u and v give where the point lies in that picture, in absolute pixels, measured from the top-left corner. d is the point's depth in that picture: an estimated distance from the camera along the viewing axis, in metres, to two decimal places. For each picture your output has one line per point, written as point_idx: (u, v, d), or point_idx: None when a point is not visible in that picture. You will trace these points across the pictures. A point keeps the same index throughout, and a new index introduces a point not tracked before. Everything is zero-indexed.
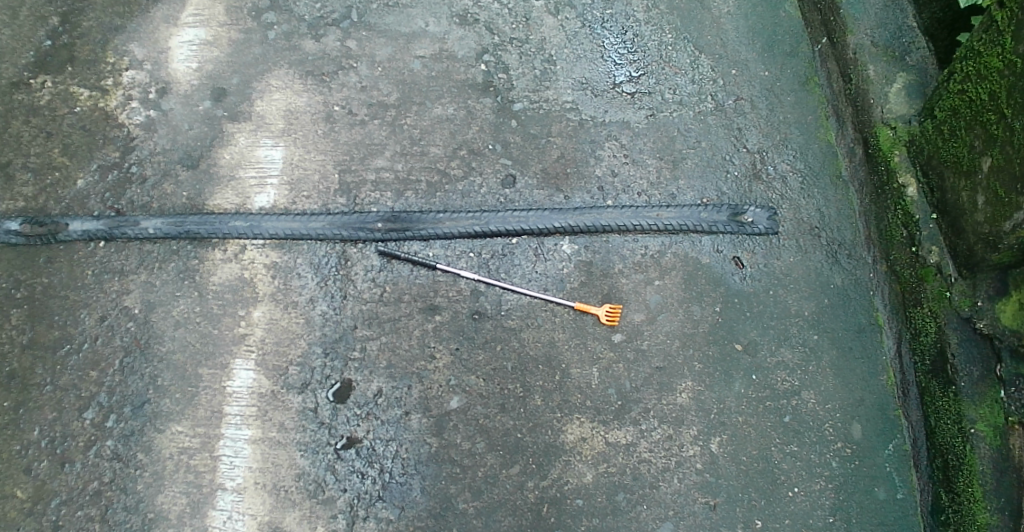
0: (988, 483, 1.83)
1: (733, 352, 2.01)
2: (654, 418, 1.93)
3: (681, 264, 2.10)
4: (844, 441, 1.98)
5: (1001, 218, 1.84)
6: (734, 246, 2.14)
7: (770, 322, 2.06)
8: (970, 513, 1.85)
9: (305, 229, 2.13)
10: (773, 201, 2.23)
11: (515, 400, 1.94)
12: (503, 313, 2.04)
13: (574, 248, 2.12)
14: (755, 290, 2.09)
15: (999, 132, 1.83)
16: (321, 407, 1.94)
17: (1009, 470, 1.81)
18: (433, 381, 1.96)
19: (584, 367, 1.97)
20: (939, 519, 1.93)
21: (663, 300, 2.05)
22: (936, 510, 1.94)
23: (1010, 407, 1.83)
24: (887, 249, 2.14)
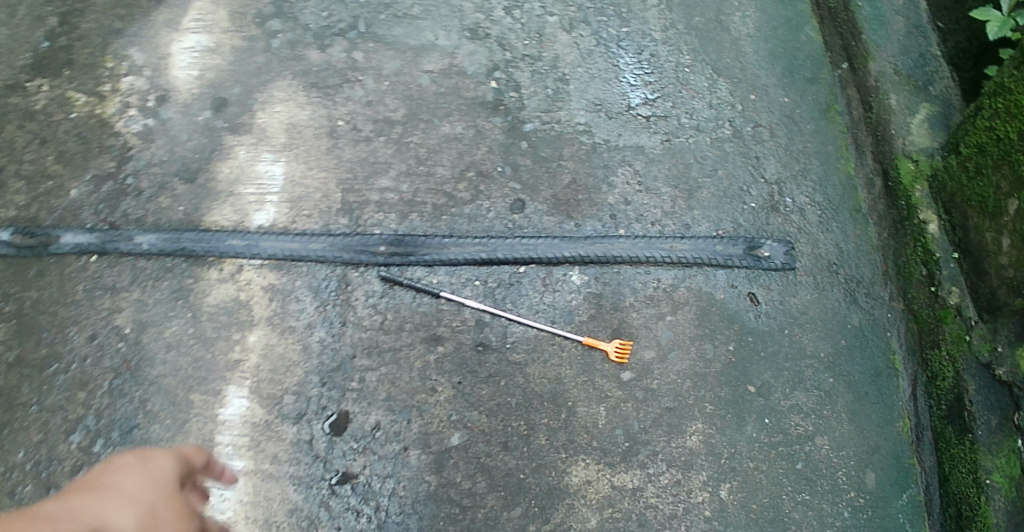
0: None
1: (746, 395, 1.94)
2: (662, 462, 1.85)
3: (694, 298, 2.02)
4: (858, 490, 1.90)
5: None
6: (749, 281, 2.06)
7: (784, 363, 1.99)
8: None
9: (305, 251, 2.05)
10: (790, 235, 2.15)
11: (519, 439, 1.86)
12: (508, 346, 1.96)
13: (583, 278, 2.04)
14: (770, 329, 2.02)
15: None
16: (317, 439, 1.86)
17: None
18: (434, 415, 1.89)
19: (591, 406, 1.90)
20: None
21: (674, 336, 1.98)
22: None
23: None
24: (905, 288, 2.07)
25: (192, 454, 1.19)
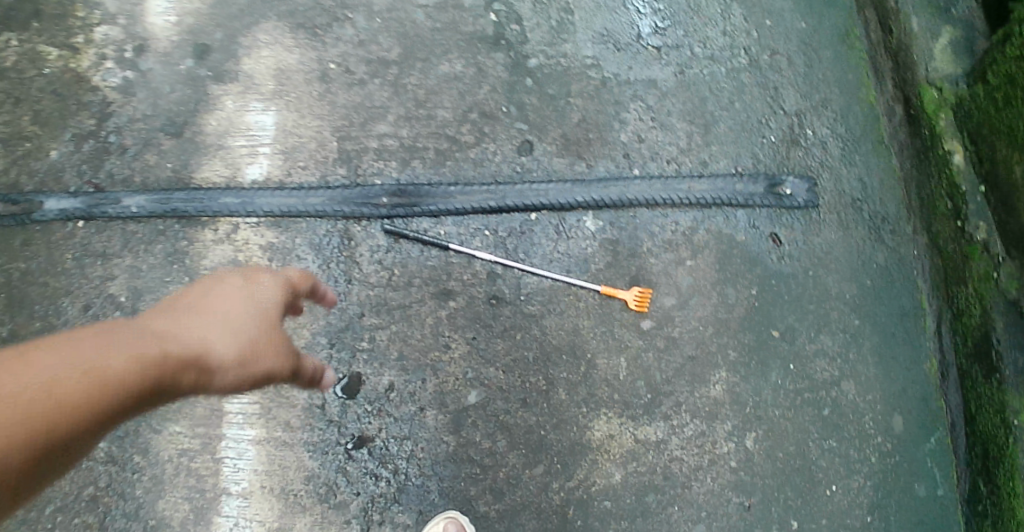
0: None
1: (770, 340, 1.88)
2: (686, 412, 1.81)
3: (714, 242, 1.94)
4: (885, 435, 1.87)
5: None
6: (771, 221, 1.97)
7: (809, 306, 1.92)
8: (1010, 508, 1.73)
9: (304, 205, 1.95)
10: (813, 170, 2.05)
11: (538, 395, 1.81)
12: (523, 298, 1.88)
13: (598, 224, 1.94)
14: (793, 271, 1.94)
15: None
16: (330, 404, 1.81)
17: None
18: (449, 374, 1.82)
19: (611, 358, 1.83)
20: (976, 510, 1.83)
21: (695, 282, 1.90)
22: (974, 500, 1.84)
23: None
24: (930, 221, 1.98)
25: (297, 281, 1.58)
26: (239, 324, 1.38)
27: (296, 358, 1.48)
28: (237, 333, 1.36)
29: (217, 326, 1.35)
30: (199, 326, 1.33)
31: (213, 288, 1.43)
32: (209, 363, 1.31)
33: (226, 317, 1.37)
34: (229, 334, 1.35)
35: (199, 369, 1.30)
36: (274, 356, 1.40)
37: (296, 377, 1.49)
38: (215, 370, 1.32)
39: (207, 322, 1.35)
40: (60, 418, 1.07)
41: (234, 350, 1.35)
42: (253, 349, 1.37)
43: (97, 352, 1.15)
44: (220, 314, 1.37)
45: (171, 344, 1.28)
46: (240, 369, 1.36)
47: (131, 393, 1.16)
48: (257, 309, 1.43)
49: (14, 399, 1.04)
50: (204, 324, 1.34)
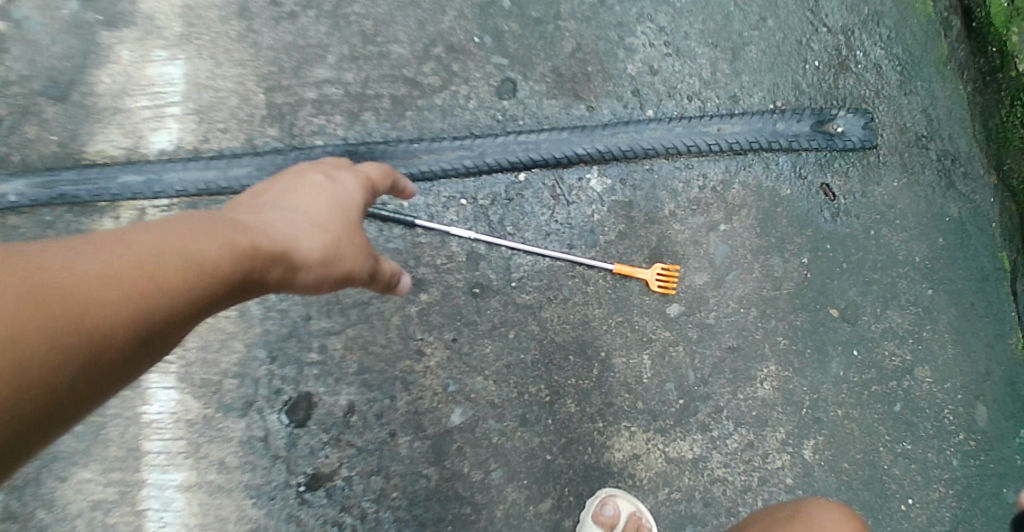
0: None
1: (826, 321, 1.49)
2: (728, 421, 1.42)
3: (753, 199, 1.51)
4: (967, 431, 1.49)
5: None
6: (821, 169, 1.56)
7: (872, 275, 1.53)
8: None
9: (226, 181, 1.56)
10: (867, 101, 1.63)
11: (540, 409, 1.41)
12: (514, 285, 1.46)
13: (606, 183, 1.50)
14: (851, 231, 1.54)
15: None
16: (275, 436, 1.43)
17: None
18: (424, 388, 1.42)
19: (631, 356, 1.43)
20: None
21: (732, 252, 1.48)
22: None
23: None
24: (999, 157, 1.59)
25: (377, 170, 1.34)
26: (324, 216, 1.14)
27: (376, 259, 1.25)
28: (324, 225, 1.12)
29: (302, 214, 1.12)
30: (280, 218, 1.09)
31: (288, 183, 1.18)
32: (292, 259, 1.07)
33: (310, 209, 1.13)
34: (314, 225, 1.11)
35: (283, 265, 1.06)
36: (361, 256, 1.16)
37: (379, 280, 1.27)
38: (301, 268, 1.08)
39: (288, 213, 1.11)
40: (153, 305, 0.87)
41: (321, 246, 1.11)
42: (342, 244, 1.13)
43: (187, 237, 0.94)
44: (304, 204, 1.13)
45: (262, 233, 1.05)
46: (327, 270, 1.12)
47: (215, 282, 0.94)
48: (342, 201, 1.19)
49: (98, 284, 0.83)
50: (286, 215, 1.10)
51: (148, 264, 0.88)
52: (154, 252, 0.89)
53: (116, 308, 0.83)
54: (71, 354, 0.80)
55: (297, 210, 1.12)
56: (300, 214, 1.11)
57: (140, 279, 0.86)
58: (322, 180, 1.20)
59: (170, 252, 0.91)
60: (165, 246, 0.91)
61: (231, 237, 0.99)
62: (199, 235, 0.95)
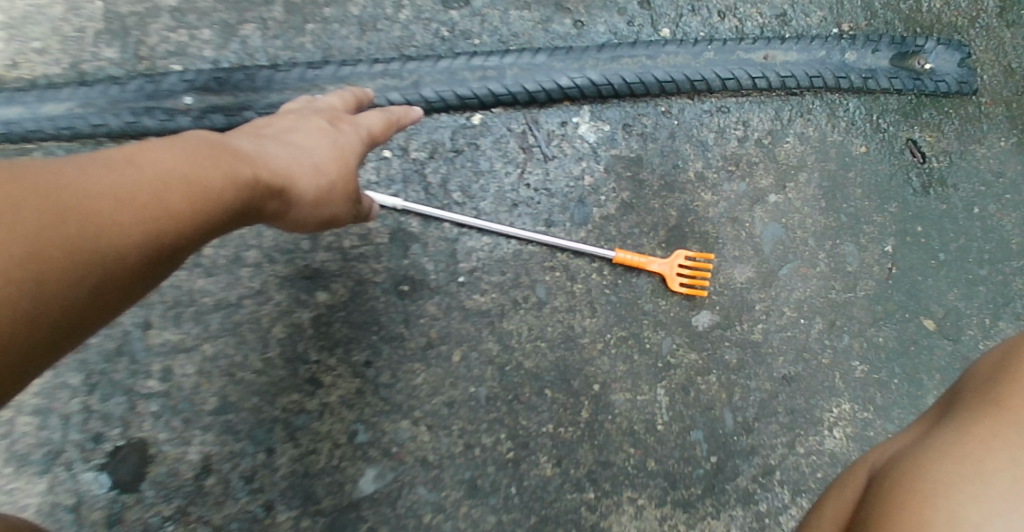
0: None
1: (916, 338, 1.02)
2: (783, 489, 0.94)
3: (815, 157, 1.03)
4: None
5: None
6: (905, 119, 1.09)
7: (976, 271, 1.06)
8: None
9: (26, 119, 1.00)
10: (960, 29, 1.14)
11: (499, 471, 0.91)
12: (462, 282, 0.94)
13: (603, 131, 0.98)
14: (947, 208, 1.07)
15: None
16: (90, 507, 0.90)
17: None
18: (321, 437, 0.92)
19: (638, 391, 0.94)
20: None
21: (786, 235, 0.99)
22: None
23: None
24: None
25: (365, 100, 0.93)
26: (340, 141, 0.81)
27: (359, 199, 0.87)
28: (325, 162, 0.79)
29: (312, 138, 0.79)
30: (277, 142, 0.77)
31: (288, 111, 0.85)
32: (292, 203, 0.77)
33: (324, 132, 0.81)
34: (324, 153, 0.79)
35: (276, 209, 0.76)
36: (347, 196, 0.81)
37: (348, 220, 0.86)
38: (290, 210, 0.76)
39: (291, 137, 0.79)
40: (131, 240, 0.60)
41: (329, 188, 0.79)
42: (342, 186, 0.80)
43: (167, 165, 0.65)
44: (315, 126, 0.81)
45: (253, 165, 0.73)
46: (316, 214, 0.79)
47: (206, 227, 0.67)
48: (368, 129, 0.85)
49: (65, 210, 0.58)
50: (286, 139, 0.78)
51: (127, 198, 0.61)
52: (128, 181, 0.62)
53: (99, 252, 0.58)
54: (40, 311, 0.55)
55: (306, 133, 0.80)
56: (308, 139, 0.79)
57: (117, 216, 0.60)
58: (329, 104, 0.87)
59: (146, 182, 0.62)
60: (138, 175, 0.63)
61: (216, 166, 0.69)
62: (177, 163, 0.66)
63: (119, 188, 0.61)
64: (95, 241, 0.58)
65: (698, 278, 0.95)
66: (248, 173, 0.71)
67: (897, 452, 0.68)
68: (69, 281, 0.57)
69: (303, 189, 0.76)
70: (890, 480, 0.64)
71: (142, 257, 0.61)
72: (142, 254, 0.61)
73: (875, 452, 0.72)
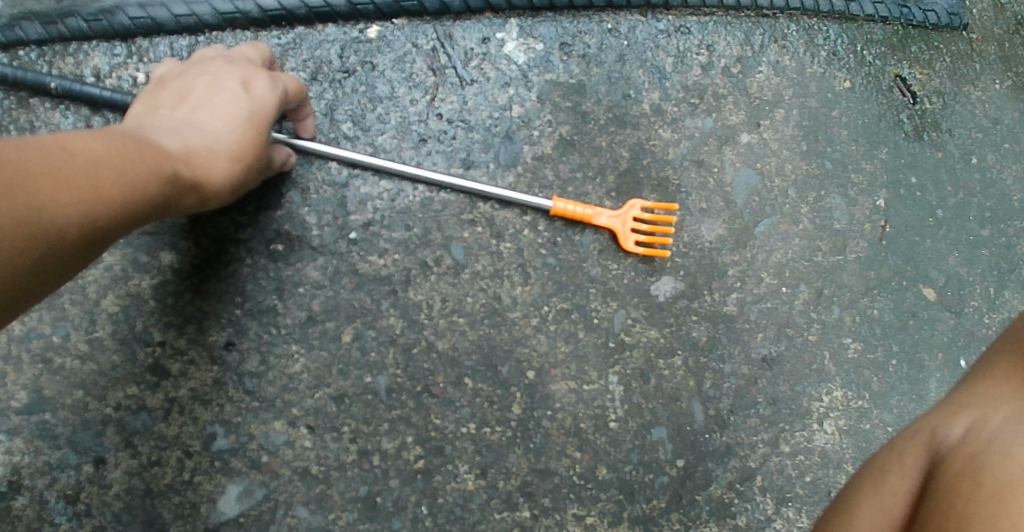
0: None
1: (914, 310, 0.84)
2: (765, 498, 0.75)
3: (794, 91, 0.84)
4: None
5: None
6: (894, 52, 0.91)
7: (978, 231, 0.88)
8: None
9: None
10: None
11: (405, 485, 0.70)
12: (354, 240, 0.72)
13: (534, 50, 0.78)
14: (943, 156, 0.90)
15: None
16: None
17: None
18: (168, 444, 0.68)
19: (585, 379, 0.73)
20: None
21: (763, 183, 0.80)
22: None
23: None
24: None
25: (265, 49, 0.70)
26: (259, 111, 0.63)
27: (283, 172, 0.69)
28: (246, 145, 0.62)
29: (229, 109, 0.62)
30: (188, 127, 0.60)
31: (192, 73, 0.65)
32: (220, 200, 0.62)
33: (243, 99, 0.63)
34: (247, 129, 0.62)
35: (201, 206, 0.61)
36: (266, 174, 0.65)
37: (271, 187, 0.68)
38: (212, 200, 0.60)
39: (201, 112, 0.61)
40: (65, 228, 0.48)
41: (253, 173, 0.64)
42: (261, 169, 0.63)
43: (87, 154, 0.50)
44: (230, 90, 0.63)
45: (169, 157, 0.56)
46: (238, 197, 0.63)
47: (134, 224, 0.54)
48: (292, 87, 0.67)
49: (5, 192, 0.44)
50: (197, 120, 0.61)
51: (61, 176, 0.48)
52: (65, 156, 0.49)
53: (37, 230, 0.46)
54: None
55: (219, 102, 0.62)
56: (225, 112, 0.62)
57: (58, 193, 0.47)
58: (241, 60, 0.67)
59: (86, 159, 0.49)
60: (73, 152, 0.49)
61: (137, 160, 0.53)
62: (104, 143, 0.52)
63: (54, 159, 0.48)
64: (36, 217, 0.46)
65: (657, 236, 0.76)
66: (166, 169, 0.55)
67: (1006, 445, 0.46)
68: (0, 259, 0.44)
69: (229, 183, 0.61)
70: (995, 494, 0.44)
71: (70, 249, 0.49)
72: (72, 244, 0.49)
73: (943, 417, 0.52)
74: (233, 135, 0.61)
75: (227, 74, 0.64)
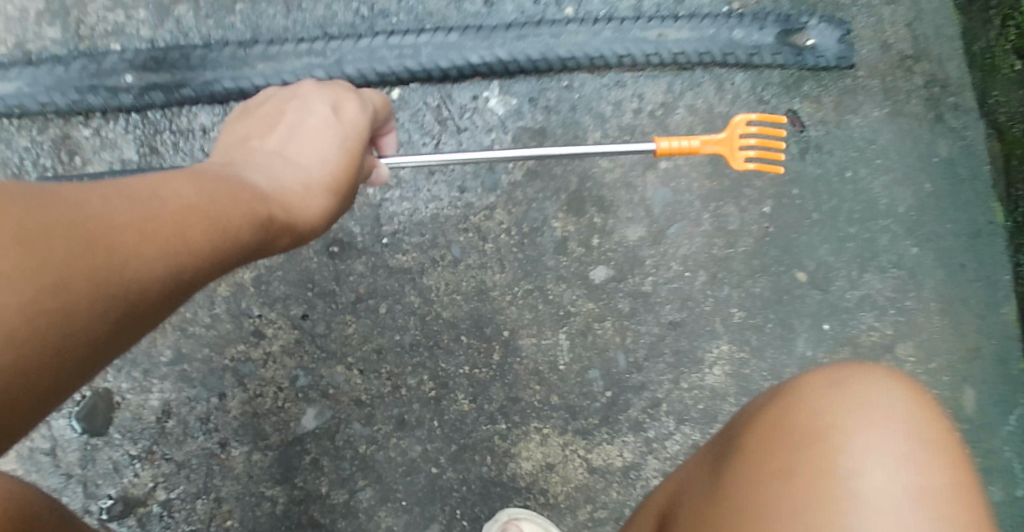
0: None
1: (789, 288, 1.16)
2: (668, 418, 1.09)
3: (701, 128, 1.16)
4: (952, 422, 1.24)
5: None
6: (787, 92, 1.22)
7: (847, 229, 1.21)
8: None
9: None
10: (842, 9, 1.29)
11: (420, 409, 1.05)
12: (387, 243, 1.08)
13: (510, 104, 1.11)
14: (822, 172, 1.21)
15: None
16: (66, 449, 1.07)
17: None
18: (265, 382, 1.07)
19: (543, 336, 1.07)
20: None
21: (675, 197, 1.13)
22: None
23: None
24: (984, 87, 1.29)
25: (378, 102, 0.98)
26: (346, 130, 0.89)
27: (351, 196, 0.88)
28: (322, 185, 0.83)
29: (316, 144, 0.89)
30: (284, 158, 0.84)
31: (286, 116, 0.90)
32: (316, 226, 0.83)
33: (324, 132, 0.88)
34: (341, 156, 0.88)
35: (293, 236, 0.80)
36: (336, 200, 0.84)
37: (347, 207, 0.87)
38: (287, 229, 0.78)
39: (293, 148, 0.85)
40: (159, 268, 0.63)
41: (337, 197, 0.85)
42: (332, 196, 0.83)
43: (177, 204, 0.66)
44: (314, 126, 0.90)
45: (250, 198, 0.74)
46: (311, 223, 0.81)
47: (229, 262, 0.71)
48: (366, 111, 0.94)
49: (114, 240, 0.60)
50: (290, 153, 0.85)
51: (163, 224, 0.64)
52: (154, 208, 0.64)
53: (137, 272, 0.61)
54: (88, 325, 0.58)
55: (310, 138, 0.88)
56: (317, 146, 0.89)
57: (143, 244, 0.62)
58: (322, 104, 0.91)
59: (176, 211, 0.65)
60: (160, 203, 0.65)
61: (223, 207, 0.70)
62: (205, 194, 0.70)
63: (142, 214, 0.63)
64: (124, 271, 0.60)
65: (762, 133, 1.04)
66: (257, 213, 0.73)
67: (679, 485, 0.77)
68: (95, 307, 0.58)
69: (314, 210, 0.81)
70: None
71: (165, 290, 0.64)
72: (165, 286, 0.64)
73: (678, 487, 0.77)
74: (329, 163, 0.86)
75: (320, 104, 0.90)
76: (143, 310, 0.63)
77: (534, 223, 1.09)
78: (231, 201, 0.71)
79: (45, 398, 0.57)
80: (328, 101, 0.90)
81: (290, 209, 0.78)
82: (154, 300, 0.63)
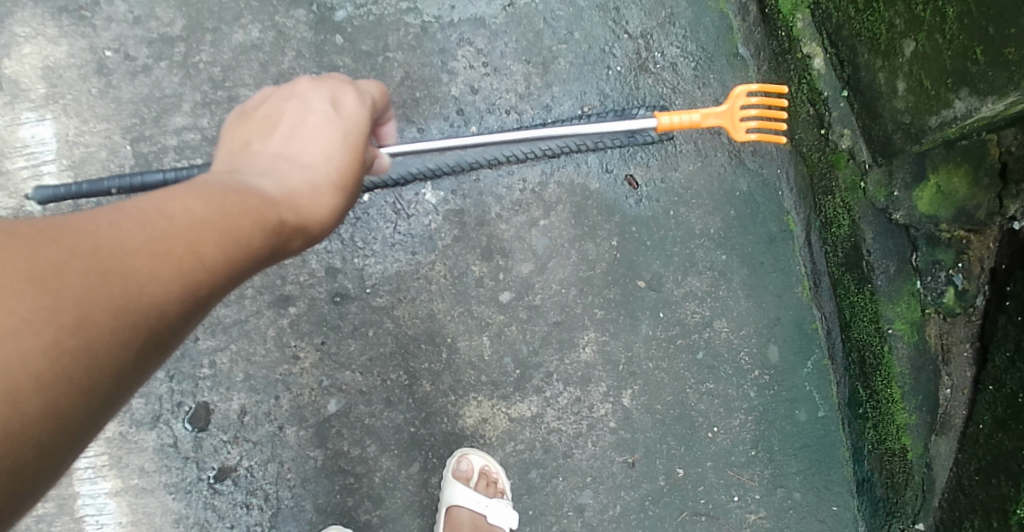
0: (906, 384, 1.65)
1: (633, 292, 1.79)
2: (557, 382, 1.75)
3: (567, 195, 1.79)
4: (761, 368, 1.82)
5: (926, 110, 1.46)
6: (625, 162, 1.82)
7: (672, 249, 1.81)
8: (890, 413, 1.69)
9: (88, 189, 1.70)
10: (664, 97, 1.89)
11: (401, 391, 1.73)
12: (369, 291, 1.74)
13: (439, 195, 1.76)
14: (652, 214, 1.81)
15: (926, 15, 1.40)
16: (183, 441, 1.71)
17: (929, 365, 1.62)
18: (303, 386, 1.72)
19: (472, 338, 1.74)
20: (857, 412, 1.79)
21: (551, 242, 1.77)
22: (854, 402, 1.80)
23: (927, 299, 1.61)
24: (792, 127, 1.83)
25: (376, 96, 1.44)
26: (349, 133, 1.32)
27: (334, 189, 1.25)
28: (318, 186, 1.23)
29: (316, 149, 1.27)
30: (289, 162, 1.25)
31: (296, 119, 1.32)
32: (326, 213, 1.23)
33: (322, 131, 1.30)
34: (338, 157, 1.28)
35: (293, 233, 1.16)
36: (316, 202, 1.21)
37: (335, 195, 1.25)
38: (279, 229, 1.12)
39: (301, 157, 1.26)
40: (171, 285, 0.93)
41: (332, 191, 1.25)
42: (315, 197, 1.21)
43: (185, 230, 0.97)
44: (317, 127, 1.30)
45: (245, 211, 1.07)
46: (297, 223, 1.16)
47: (241, 266, 1.03)
48: (363, 106, 1.37)
49: (129, 269, 0.90)
50: (295, 159, 1.25)
51: (176, 242, 0.96)
52: (165, 233, 0.96)
53: (149, 296, 0.91)
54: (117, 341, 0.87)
55: (314, 142, 1.28)
56: (322, 147, 1.28)
57: (154, 270, 0.92)
58: (327, 114, 1.32)
59: (180, 230, 0.97)
60: (171, 222, 0.97)
61: (227, 222, 1.03)
62: (210, 211, 1.02)
63: (156, 242, 0.94)
64: (136, 298, 0.89)
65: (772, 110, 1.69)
66: (259, 220, 1.08)
67: None
68: (112, 338, 0.86)
69: (311, 207, 1.20)
70: None
71: (178, 302, 0.94)
72: (175, 300, 0.93)
73: None
74: (329, 165, 1.26)
75: (321, 109, 1.33)
76: (160, 322, 0.92)
77: (461, 270, 1.75)
78: (230, 215, 1.04)
79: (96, 402, 0.86)
80: (326, 105, 1.33)
81: (288, 210, 1.15)
82: (174, 309, 0.94)
